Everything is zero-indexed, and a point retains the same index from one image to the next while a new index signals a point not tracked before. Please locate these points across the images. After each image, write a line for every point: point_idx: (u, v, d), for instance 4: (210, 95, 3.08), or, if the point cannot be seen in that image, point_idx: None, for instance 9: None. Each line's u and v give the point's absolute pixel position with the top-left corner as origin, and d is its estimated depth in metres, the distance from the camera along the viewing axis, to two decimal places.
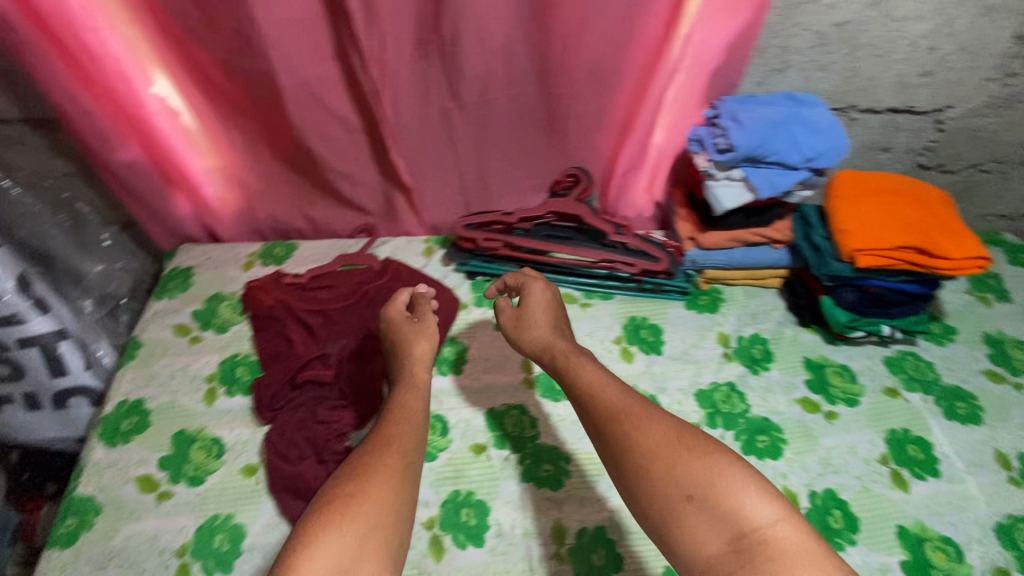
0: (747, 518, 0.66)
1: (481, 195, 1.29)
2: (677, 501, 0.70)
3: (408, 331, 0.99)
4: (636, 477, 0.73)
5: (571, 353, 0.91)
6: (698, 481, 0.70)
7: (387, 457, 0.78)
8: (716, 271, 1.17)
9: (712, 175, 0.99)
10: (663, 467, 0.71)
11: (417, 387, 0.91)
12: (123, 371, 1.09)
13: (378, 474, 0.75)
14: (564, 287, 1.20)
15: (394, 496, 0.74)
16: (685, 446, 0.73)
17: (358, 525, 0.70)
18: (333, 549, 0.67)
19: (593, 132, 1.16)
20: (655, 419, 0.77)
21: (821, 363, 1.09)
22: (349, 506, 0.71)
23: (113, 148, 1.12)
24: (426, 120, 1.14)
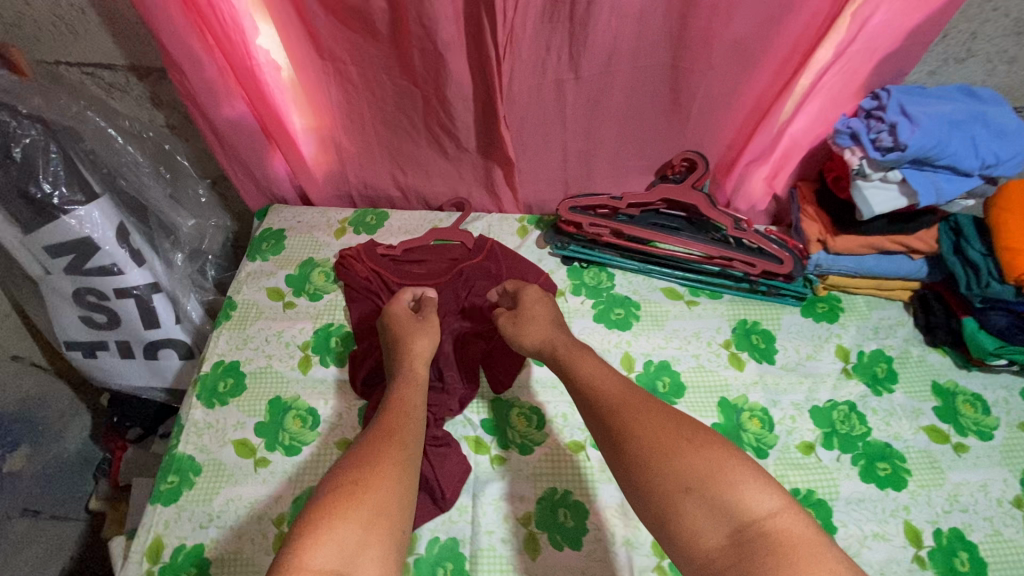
0: (747, 513, 0.60)
1: (583, 175, 1.21)
2: (672, 491, 0.64)
3: (406, 328, 0.96)
4: (628, 464, 0.69)
5: (571, 350, 0.88)
6: (696, 473, 0.64)
7: (389, 447, 0.72)
8: (840, 278, 1.07)
9: (864, 175, 0.88)
10: (658, 455, 0.67)
11: (416, 385, 0.87)
12: (219, 332, 1.10)
13: (382, 462, 0.70)
14: (669, 282, 1.13)
15: (397, 484, 0.67)
16: (677, 437, 0.68)
17: (364, 509, 0.63)
18: (340, 533, 0.60)
19: (720, 116, 1.06)
20: (652, 411, 0.72)
21: (952, 389, 1.00)
22: (353, 491, 0.64)
23: (221, 102, 1.06)
24: (539, 90, 1.06)
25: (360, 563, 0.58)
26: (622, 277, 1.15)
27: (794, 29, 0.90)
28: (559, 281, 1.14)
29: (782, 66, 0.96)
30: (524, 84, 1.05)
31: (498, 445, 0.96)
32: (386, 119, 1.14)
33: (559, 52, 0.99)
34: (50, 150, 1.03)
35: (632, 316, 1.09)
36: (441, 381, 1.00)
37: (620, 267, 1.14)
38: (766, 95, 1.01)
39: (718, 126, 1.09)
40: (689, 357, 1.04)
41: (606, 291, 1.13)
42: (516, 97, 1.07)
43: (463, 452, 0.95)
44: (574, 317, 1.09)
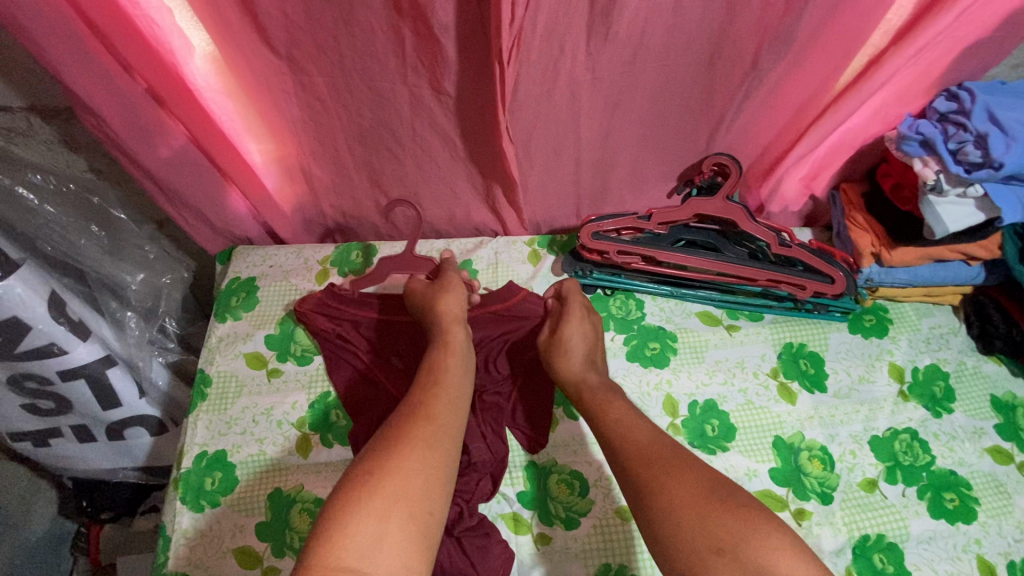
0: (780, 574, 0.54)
1: (598, 186, 1.06)
2: (703, 555, 0.57)
3: (432, 294, 0.89)
4: (658, 524, 0.61)
5: (605, 391, 0.81)
6: (728, 531, 0.57)
7: (417, 427, 0.66)
8: (891, 289, 0.97)
9: (939, 190, 0.77)
10: (693, 517, 0.59)
11: (456, 352, 0.80)
12: (196, 414, 0.93)
13: (412, 442, 0.63)
14: (703, 305, 1.02)
15: (427, 470, 0.61)
16: (709, 494, 0.61)
17: (387, 498, 0.57)
18: (361, 525, 0.55)
19: (757, 115, 0.92)
20: (684, 468, 0.65)
21: (1011, 402, 0.94)
22: (376, 480, 0.59)
23: (154, 143, 0.86)
24: (550, 97, 0.89)
25: (384, 554, 0.54)
26: (652, 303, 1.02)
27: (859, 15, 0.75)
28: None
29: (837, 60, 0.81)
30: (531, 92, 0.87)
31: (540, 521, 0.85)
32: (364, 141, 0.96)
33: (576, 53, 0.82)
34: None
35: (669, 350, 0.98)
36: (465, 457, 0.88)
37: (650, 292, 1.02)
38: (814, 90, 0.87)
39: (753, 126, 0.94)
40: (736, 394, 0.94)
41: (637, 322, 1.00)
42: (522, 107, 0.89)
43: (502, 535, 0.84)
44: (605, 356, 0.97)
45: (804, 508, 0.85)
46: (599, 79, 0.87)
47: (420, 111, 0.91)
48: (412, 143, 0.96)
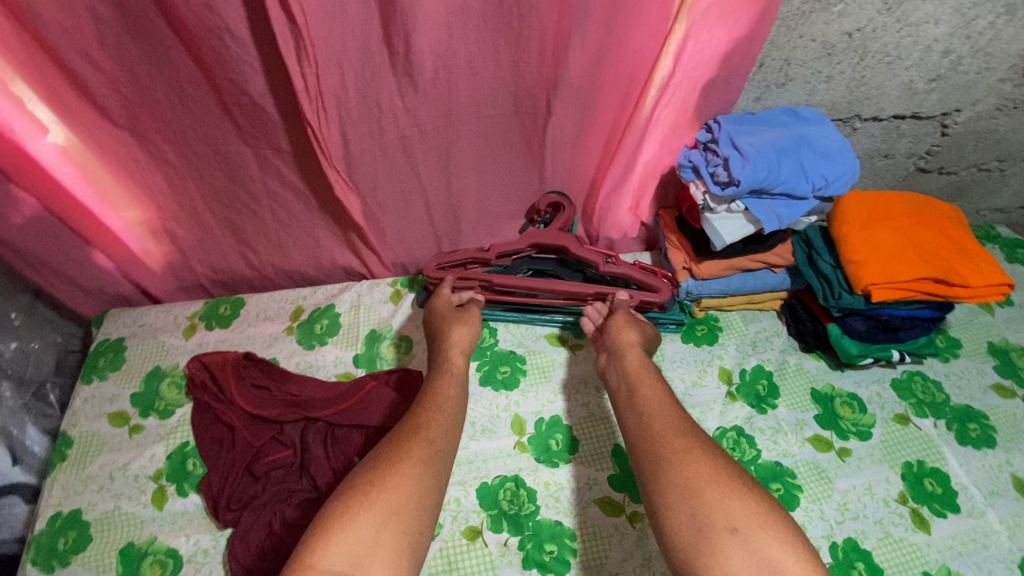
0: (778, 565, 0.60)
1: (452, 227, 1.16)
2: (719, 531, 0.63)
3: (449, 323, 0.99)
4: (674, 493, 0.68)
5: (642, 367, 0.89)
6: (742, 516, 0.64)
7: (414, 447, 0.74)
8: (714, 299, 1.07)
9: (710, 208, 0.88)
10: (715, 491, 0.66)
11: (454, 380, 0.89)
12: (54, 476, 0.95)
13: (407, 461, 0.72)
14: (551, 327, 1.10)
15: (416, 492, 0.69)
16: (727, 480, 0.68)
17: (379, 510, 0.66)
18: (354, 535, 0.63)
19: (571, 153, 1.04)
20: (702, 454, 0.72)
21: (829, 394, 1.02)
22: (368, 491, 0.67)
23: (6, 213, 0.94)
24: (383, 150, 0.99)
25: (368, 564, 0.62)
26: (505, 330, 1.11)
27: (621, 67, 0.89)
28: None
29: (618, 102, 0.94)
30: (362, 146, 0.97)
31: None
32: (221, 200, 1.04)
33: (394, 111, 0.94)
34: None
35: (518, 372, 1.05)
36: (314, 491, 0.90)
37: (502, 320, 1.10)
38: (610, 129, 0.99)
39: (573, 164, 1.06)
40: (578, 408, 1.01)
41: (490, 348, 1.08)
42: (357, 161, 0.99)
43: None
44: None
45: (638, 510, 0.90)
46: (423, 131, 0.98)
47: (268, 170, 1.00)
48: (267, 199, 1.05)
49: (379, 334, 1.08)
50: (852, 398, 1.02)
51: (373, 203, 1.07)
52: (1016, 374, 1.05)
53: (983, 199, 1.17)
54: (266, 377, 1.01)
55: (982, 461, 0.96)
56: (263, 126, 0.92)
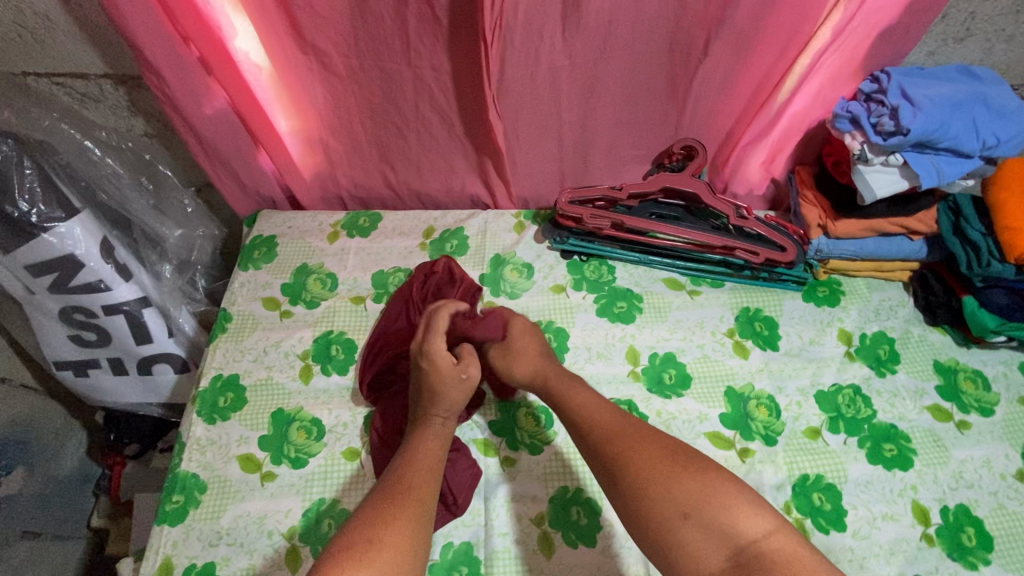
0: (739, 527, 0.64)
1: (581, 166, 1.20)
2: (672, 520, 0.66)
3: (442, 379, 0.87)
4: (625, 488, 0.70)
5: (567, 379, 0.86)
6: (689, 499, 0.66)
7: (401, 499, 0.70)
8: (841, 262, 1.07)
9: (865, 159, 0.88)
10: (657, 480, 0.69)
11: (433, 437, 0.83)
12: (215, 344, 1.07)
13: (394, 518, 0.68)
14: (670, 272, 1.13)
15: (411, 546, 0.66)
16: (672, 463, 0.70)
17: (376, 571, 0.62)
18: None
19: (717, 99, 1.05)
20: (647, 438, 0.74)
21: (952, 367, 1.01)
22: (362, 555, 0.63)
23: (201, 101, 1.03)
24: (533, 81, 1.04)
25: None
26: (623, 269, 1.14)
27: (793, 10, 0.89)
28: (559, 277, 1.12)
29: (780, 48, 0.95)
30: (516, 75, 1.02)
31: (508, 446, 0.95)
32: (376, 116, 1.11)
33: (553, 42, 0.98)
34: (24, 166, 1.00)
35: (635, 309, 1.09)
36: None
37: (621, 259, 1.14)
38: (764, 77, 1.00)
39: (714, 112, 1.08)
40: (694, 348, 1.04)
41: (608, 284, 1.12)
42: (508, 89, 1.04)
43: (473, 456, 0.94)
44: (579, 310, 1.09)
45: (747, 447, 0.94)
46: (577, 64, 1.01)
47: (424, 91, 1.06)
48: (417, 119, 1.11)
49: (503, 259, 1.14)
50: (978, 374, 1.00)
51: (513, 134, 1.13)
52: None
53: None
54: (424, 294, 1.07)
55: None
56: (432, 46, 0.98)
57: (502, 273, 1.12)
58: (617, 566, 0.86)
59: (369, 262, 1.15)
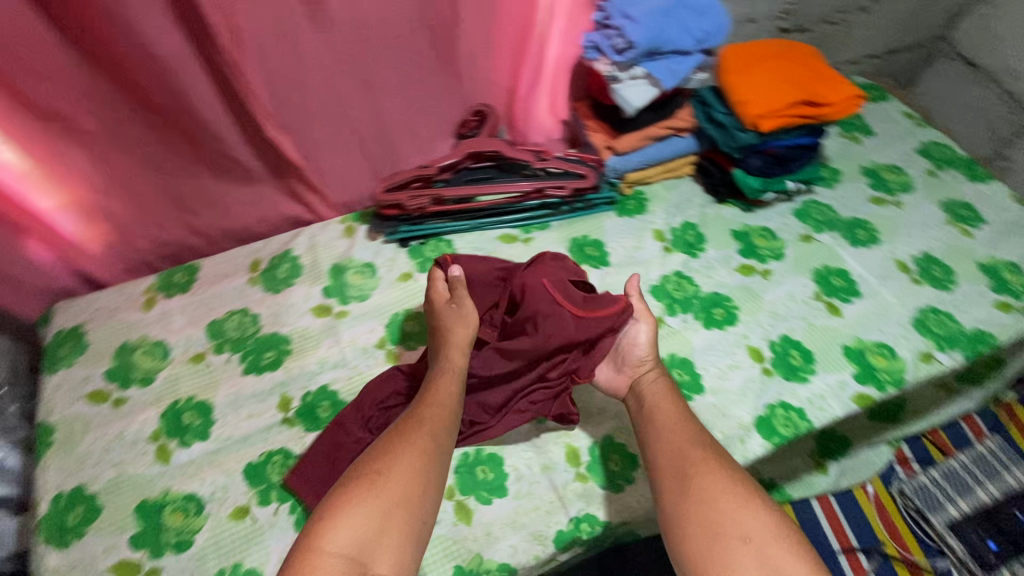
0: (787, 574, 0.66)
1: (388, 157, 1.21)
2: (732, 540, 0.69)
3: (446, 318, 0.89)
4: (693, 505, 0.72)
5: (666, 393, 0.86)
6: (754, 528, 0.70)
7: (414, 437, 0.75)
8: (637, 173, 1.21)
9: (616, 78, 0.99)
10: (729, 508, 0.71)
11: (451, 371, 0.85)
12: (45, 464, 0.93)
13: (405, 453, 0.73)
14: (503, 229, 1.19)
15: (424, 478, 0.72)
16: (741, 490, 0.73)
17: (386, 501, 0.68)
18: (357, 518, 0.66)
19: (484, 61, 1.13)
20: (716, 462, 0.76)
21: (745, 231, 1.18)
22: (376, 484, 0.69)
23: None
24: (306, 86, 1.03)
25: (379, 552, 0.65)
26: (460, 240, 1.17)
27: None
28: (404, 265, 1.12)
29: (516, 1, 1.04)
30: (287, 83, 1.01)
31: None
32: (153, 166, 1.04)
33: (310, 43, 0.98)
34: None
35: None
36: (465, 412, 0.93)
37: (455, 231, 1.17)
38: (514, 30, 1.09)
39: (489, 72, 1.15)
40: None
41: None
42: (284, 100, 1.02)
43: None
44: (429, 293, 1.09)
45: None
46: (342, 59, 1.03)
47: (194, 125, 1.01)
48: (199, 156, 1.05)
49: (343, 266, 1.12)
50: (765, 230, 1.19)
51: (307, 144, 1.11)
52: (885, 186, 1.27)
53: (837, 51, 1.40)
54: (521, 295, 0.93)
55: (872, 254, 1.16)
56: (185, 75, 0.93)
57: (344, 281, 1.10)
58: (529, 505, 0.90)
59: (199, 316, 1.07)
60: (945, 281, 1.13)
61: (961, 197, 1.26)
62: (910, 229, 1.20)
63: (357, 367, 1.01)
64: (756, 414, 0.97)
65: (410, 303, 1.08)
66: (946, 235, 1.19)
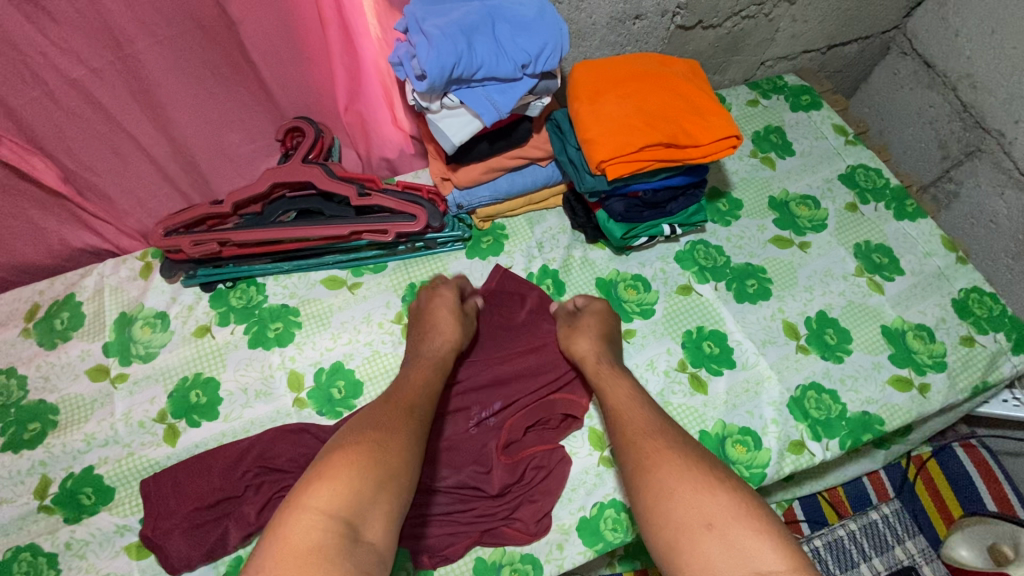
0: (756, 561, 0.55)
1: (197, 180, 1.02)
2: (693, 527, 0.58)
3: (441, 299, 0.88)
4: (650, 495, 0.62)
5: (615, 371, 0.81)
6: (716, 509, 0.59)
7: (399, 415, 0.69)
8: (489, 207, 1.01)
9: (425, 108, 0.79)
10: (688, 489, 0.61)
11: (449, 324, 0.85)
12: None
13: (390, 427, 0.67)
14: (328, 270, 1.00)
15: (413, 451, 0.65)
16: (702, 473, 0.62)
17: (378, 473, 0.60)
18: (348, 482, 0.59)
19: (291, 67, 0.92)
20: (678, 445, 0.66)
21: (613, 280, 1.01)
22: (368, 457, 0.62)
23: None
24: (54, 103, 0.83)
25: (367, 519, 0.57)
26: (275, 284, 0.99)
27: None
28: (201, 317, 0.96)
29: None
30: (22, 99, 0.81)
31: None
32: None
33: (40, 50, 0.77)
34: None
35: (292, 326, 0.96)
36: None
37: (268, 273, 0.98)
38: (320, 30, 0.87)
39: (307, 80, 0.94)
40: (362, 349, 0.95)
41: (258, 307, 0.97)
42: (27, 120, 0.83)
43: (122, 567, 0.81)
44: (227, 354, 0.93)
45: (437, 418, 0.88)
46: (94, 68, 0.81)
47: None
48: None
49: (130, 316, 0.96)
50: (637, 279, 1.01)
51: (80, 170, 0.92)
52: (794, 223, 1.07)
53: (762, 48, 1.15)
54: (500, 305, 0.96)
55: (757, 314, 0.98)
56: None
57: (131, 335, 0.95)
58: None
59: None
60: (837, 350, 0.96)
61: (880, 238, 1.07)
62: (811, 279, 1.02)
63: (129, 445, 0.88)
64: (581, 515, 0.85)
65: (199, 366, 0.92)
66: (849, 289, 1.01)
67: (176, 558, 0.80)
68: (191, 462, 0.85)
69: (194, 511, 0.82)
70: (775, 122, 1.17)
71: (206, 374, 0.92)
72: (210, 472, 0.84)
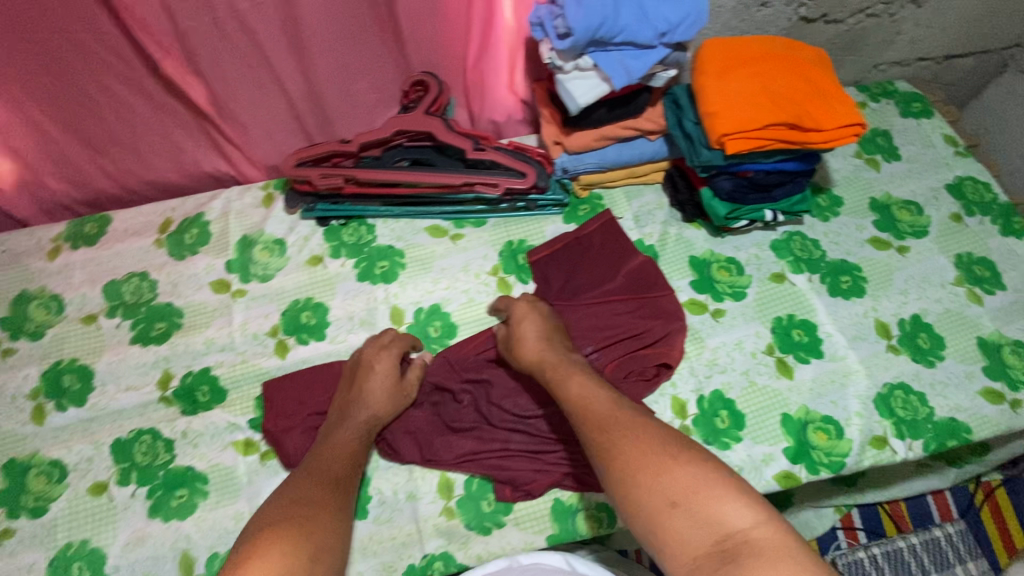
0: (723, 526, 0.55)
1: (322, 122, 1.10)
2: (659, 508, 0.59)
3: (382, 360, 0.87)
4: (616, 485, 0.63)
5: (561, 366, 0.80)
6: (678, 486, 0.59)
7: (319, 494, 0.71)
8: (593, 175, 1.04)
9: (559, 67, 0.83)
10: (644, 473, 0.61)
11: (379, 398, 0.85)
12: None
13: (314, 510, 0.68)
14: (433, 219, 1.06)
15: (334, 530, 0.67)
16: (656, 454, 0.62)
17: (302, 550, 0.62)
18: (271, 558, 0.60)
19: (429, 21, 0.97)
20: (636, 431, 0.66)
21: (706, 259, 1.03)
22: (292, 538, 0.63)
23: None
24: (219, 31, 0.91)
25: None
26: (384, 226, 1.05)
27: None
28: (315, 247, 1.03)
29: None
30: (193, 24, 0.89)
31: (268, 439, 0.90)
32: (55, 104, 0.96)
33: None
34: None
35: (397, 266, 1.02)
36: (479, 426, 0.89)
37: (379, 215, 1.05)
38: None
39: (439, 35, 1.00)
40: (459, 295, 1.00)
41: (368, 245, 1.03)
42: (193, 44, 0.91)
43: (231, 459, 0.89)
44: (337, 284, 1.00)
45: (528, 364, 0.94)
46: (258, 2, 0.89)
47: (96, 61, 0.91)
48: (106, 97, 0.97)
49: (251, 239, 1.04)
50: (731, 262, 1.03)
51: (226, 98, 1.01)
52: (893, 226, 1.06)
53: (879, 51, 1.15)
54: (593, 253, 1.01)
55: (849, 309, 0.99)
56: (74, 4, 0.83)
57: (251, 257, 1.02)
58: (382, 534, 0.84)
59: (99, 274, 1.03)
60: (929, 355, 0.95)
61: (983, 251, 1.05)
62: (907, 282, 1.01)
63: (243, 352, 0.96)
64: None
65: (312, 291, 1.00)
66: (946, 297, 1.00)
67: (293, 453, 0.86)
68: (307, 373, 0.93)
69: (312, 415, 0.89)
70: (882, 126, 1.16)
71: (316, 299, 0.99)
72: (327, 384, 0.92)
